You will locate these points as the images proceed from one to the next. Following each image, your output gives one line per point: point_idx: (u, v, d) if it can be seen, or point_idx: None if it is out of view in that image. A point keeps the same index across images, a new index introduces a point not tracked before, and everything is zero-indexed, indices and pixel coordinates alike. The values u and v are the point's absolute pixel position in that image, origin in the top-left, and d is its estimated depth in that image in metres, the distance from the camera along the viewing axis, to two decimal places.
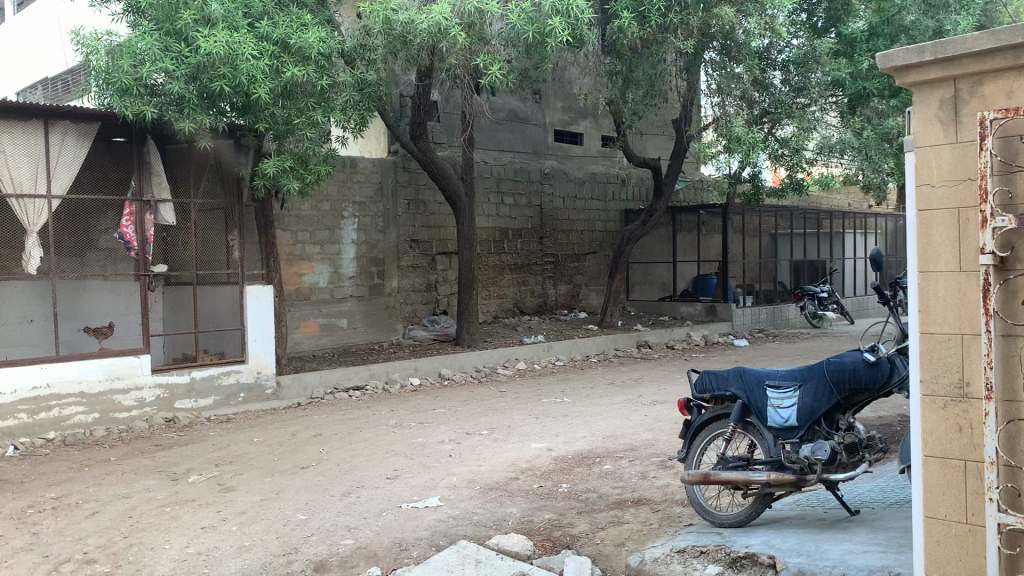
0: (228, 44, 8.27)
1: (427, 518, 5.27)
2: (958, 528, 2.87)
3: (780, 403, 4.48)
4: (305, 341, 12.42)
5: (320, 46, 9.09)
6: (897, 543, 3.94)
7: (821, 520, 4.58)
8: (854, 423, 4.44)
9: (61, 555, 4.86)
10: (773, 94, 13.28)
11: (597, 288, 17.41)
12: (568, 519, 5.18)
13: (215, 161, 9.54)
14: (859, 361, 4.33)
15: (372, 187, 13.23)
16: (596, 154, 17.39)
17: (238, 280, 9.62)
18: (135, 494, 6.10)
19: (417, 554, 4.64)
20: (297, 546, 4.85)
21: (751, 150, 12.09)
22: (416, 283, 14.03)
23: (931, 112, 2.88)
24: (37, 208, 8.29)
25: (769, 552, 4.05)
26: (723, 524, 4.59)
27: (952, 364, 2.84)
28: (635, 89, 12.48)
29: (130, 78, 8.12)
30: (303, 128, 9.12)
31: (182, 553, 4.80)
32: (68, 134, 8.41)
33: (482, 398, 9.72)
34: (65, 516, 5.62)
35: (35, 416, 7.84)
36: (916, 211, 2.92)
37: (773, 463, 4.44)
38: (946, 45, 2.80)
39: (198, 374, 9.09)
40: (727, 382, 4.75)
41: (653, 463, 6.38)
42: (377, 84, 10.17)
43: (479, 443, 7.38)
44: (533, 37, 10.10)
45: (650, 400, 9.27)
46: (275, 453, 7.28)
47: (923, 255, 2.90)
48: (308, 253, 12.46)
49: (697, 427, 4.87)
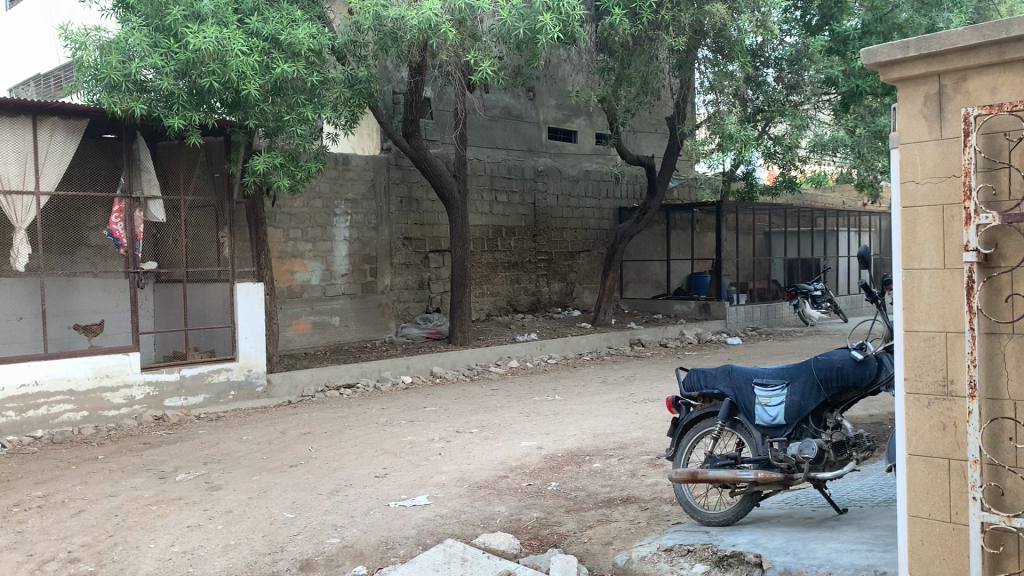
0: (217, 40, 8.23)
1: (414, 516, 5.24)
2: (942, 526, 2.85)
3: (767, 401, 4.46)
4: (297, 339, 12.35)
5: (311, 42, 9.02)
6: (884, 542, 3.92)
7: (808, 518, 4.57)
8: (841, 421, 4.43)
9: (45, 554, 4.82)
10: (766, 91, 13.43)
11: (590, 286, 17.40)
12: (556, 517, 5.16)
13: (205, 157, 9.56)
14: (847, 359, 4.34)
15: (364, 184, 13.18)
16: (590, 152, 17.35)
17: (228, 278, 9.57)
18: (122, 492, 6.07)
19: (404, 553, 4.62)
20: (282, 545, 4.81)
21: (744, 147, 12.04)
22: (409, 281, 13.99)
23: (915, 108, 2.86)
24: (26, 205, 8.22)
25: (755, 552, 4.03)
26: (710, 523, 4.57)
27: (937, 362, 2.82)
28: (628, 86, 12.44)
29: (119, 75, 8.06)
30: (293, 125, 9.06)
31: (166, 552, 4.76)
32: (57, 130, 8.36)
33: (473, 397, 9.69)
34: (51, 515, 5.58)
35: (23, 414, 7.78)
36: (901, 208, 2.89)
37: (760, 461, 4.41)
38: (931, 40, 2.77)
39: (187, 371, 9.03)
40: (715, 380, 4.73)
41: (643, 462, 6.37)
42: (368, 81, 10.17)
43: (469, 441, 7.36)
44: (524, 33, 10.04)
45: (643, 398, 9.27)
46: (263, 451, 7.24)
47: (908, 251, 2.87)
48: (300, 250, 12.41)
49: (685, 425, 4.85)
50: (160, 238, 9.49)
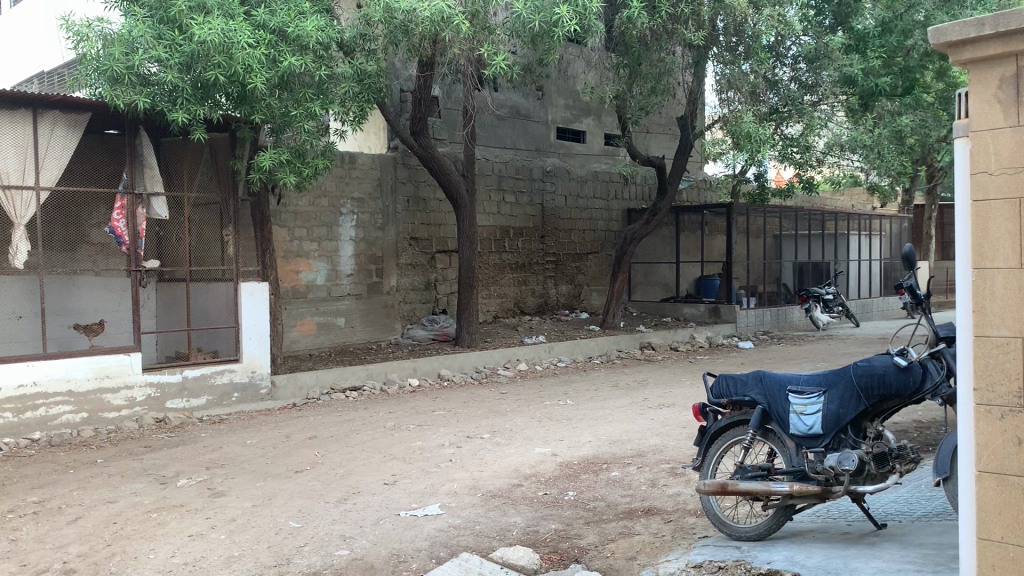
0: (222, 32, 8.00)
1: (427, 527, 5.00)
2: (1017, 551, 2.64)
3: (803, 409, 4.21)
4: (302, 339, 12.11)
5: (319, 35, 8.79)
6: (933, 561, 3.66)
7: (845, 534, 4.32)
8: (883, 432, 4.14)
9: (39, 564, 4.58)
10: (782, 90, 12.75)
11: (598, 289, 17.12)
12: (576, 530, 4.91)
13: (210, 152, 9.39)
14: (889, 366, 4.07)
15: (371, 183, 12.97)
16: (599, 152, 17.14)
17: (233, 277, 9.31)
18: (121, 498, 5.83)
19: (417, 566, 4.38)
20: (289, 557, 4.57)
21: (761, 147, 11.79)
22: (415, 281, 13.75)
23: (989, 91, 2.66)
24: (25, 200, 7.99)
25: (792, 570, 3.78)
26: (741, 537, 4.32)
27: (1012, 371, 2.60)
28: (642, 83, 12.19)
29: (122, 67, 7.86)
30: (302, 121, 8.85)
31: (167, 563, 4.52)
32: (58, 125, 8.14)
33: (483, 401, 9.45)
34: (47, 522, 5.34)
35: (21, 415, 7.56)
36: (970, 202, 2.69)
37: (795, 473, 4.16)
38: (1010, 17, 2.57)
39: (189, 373, 8.78)
40: (746, 387, 4.47)
41: (663, 471, 6.12)
42: (377, 76, 9.94)
43: (480, 447, 7.12)
44: (540, 26, 9.83)
45: (657, 403, 9.02)
46: (268, 456, 7.00)
47: (979, 249, 2.67)
48: (305, 250, 12.18)
49: (713, 433, 4.60)
50: (162, 237, 9.44)
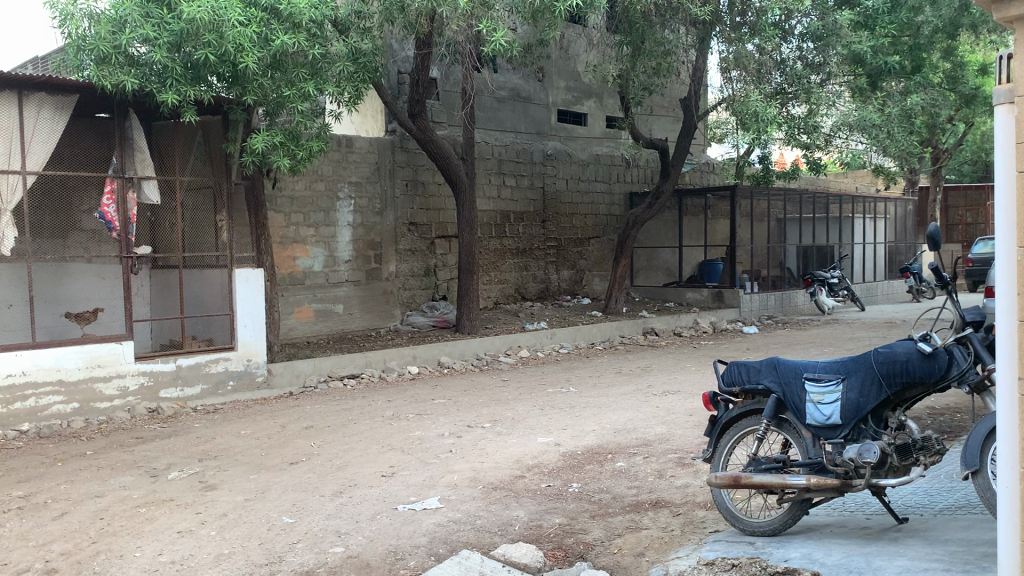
0: (212, 9, 7.69)
1: (425, 522, 4.80)
2: None
3: (820, 398, 3.99)
4: (299, 327, 11.90)
5: (312, 13, 8.50)
6: (963, 559, 3.44)
7: (864, 529, 4.11)
8: (905, 422, 3.92)
9: (20, 563, 4.38)
10: (789, 69, 12.43)
11: (600, 274, 16.89)
12: (580, 524, 4.70)
13: (203, 135, 9.12)
14: (912, 352, 3.86)
15: (369, 167, 12.71)
16: (601, 135, 16.91)
17: (227, 264, 9.11)
18: (108, 493, 5.62)
19: (414, 564, 4.17)
20: (281, 555, 4.36)
21: (767, 127, 11.46)
22: (414, 267, 13.51)
23: None
24: (11, 184, 7.77)
25: (810, 568, 3.56)
26: (756, 532, 4.10)
27: None
28: (646, 60, 11.91)
29: (109, 47, 7.60)
30: (294, 101, 8.56)
31: (153, 562, 4.32)
32: (44, 107, 7.90)
33: (483, 388, 9.25)
34: (31, 518, 5.15)
35: (9, 406, 7.33)
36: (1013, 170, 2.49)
37: (812, 465, 3.97)
38: None
39: (184, 361, 8.60)
40: (759, 374, 4.24)
41: (671, 462, 5.91)
42: (372, 54, 9.65)
43: (481, 437, 6.90)
44: (542, 4, 9.64)
45: (662, 390, 8.82)
46: (261, 447, 6.79)
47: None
48: (302, 236, 11.95)
49: (725, 424, 4.35)
50: (155, 222, 9.06)
